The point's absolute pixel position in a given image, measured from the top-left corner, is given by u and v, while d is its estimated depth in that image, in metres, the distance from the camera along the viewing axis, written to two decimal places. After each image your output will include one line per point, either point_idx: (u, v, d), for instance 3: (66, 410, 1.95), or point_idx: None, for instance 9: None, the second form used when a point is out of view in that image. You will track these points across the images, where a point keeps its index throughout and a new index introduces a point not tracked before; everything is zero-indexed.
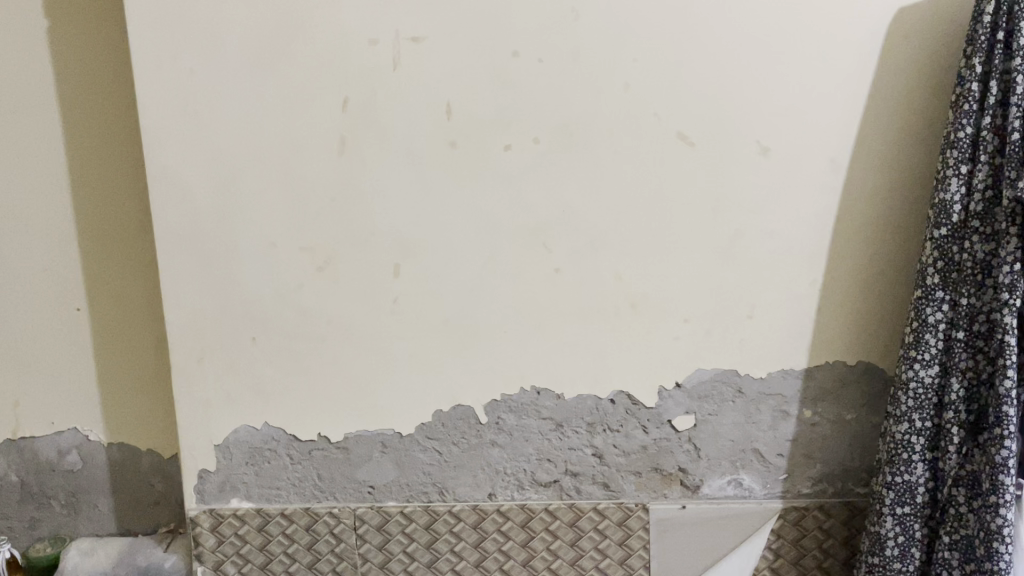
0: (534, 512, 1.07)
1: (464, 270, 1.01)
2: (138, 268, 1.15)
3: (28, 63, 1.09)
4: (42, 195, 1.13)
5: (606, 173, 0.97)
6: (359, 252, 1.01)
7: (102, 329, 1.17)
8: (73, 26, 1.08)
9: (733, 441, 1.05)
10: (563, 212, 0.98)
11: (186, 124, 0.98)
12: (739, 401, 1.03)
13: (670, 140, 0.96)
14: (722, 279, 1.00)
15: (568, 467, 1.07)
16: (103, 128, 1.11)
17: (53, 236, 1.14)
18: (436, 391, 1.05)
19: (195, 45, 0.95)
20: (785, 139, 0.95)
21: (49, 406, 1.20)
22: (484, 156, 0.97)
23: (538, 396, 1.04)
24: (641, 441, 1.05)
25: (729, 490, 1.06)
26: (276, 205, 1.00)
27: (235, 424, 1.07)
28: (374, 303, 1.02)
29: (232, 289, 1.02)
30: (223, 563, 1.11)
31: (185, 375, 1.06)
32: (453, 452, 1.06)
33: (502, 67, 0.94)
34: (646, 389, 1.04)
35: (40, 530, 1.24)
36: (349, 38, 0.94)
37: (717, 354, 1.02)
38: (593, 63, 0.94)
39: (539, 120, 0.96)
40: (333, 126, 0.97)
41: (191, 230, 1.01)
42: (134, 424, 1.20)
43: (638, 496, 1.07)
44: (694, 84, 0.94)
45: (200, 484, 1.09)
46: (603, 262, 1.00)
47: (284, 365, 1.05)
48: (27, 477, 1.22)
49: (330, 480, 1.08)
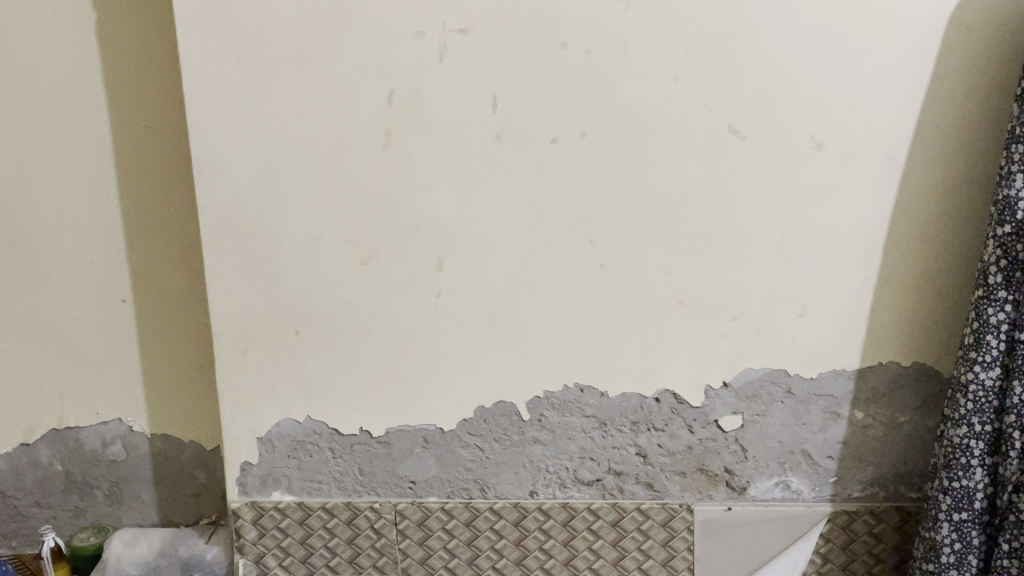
0: (576, 511, 1.06)
1: (508, 266, 0.99)
2: (183, 260, 1.15)
3: (76, 54, 1.10)
4: (88, 186, 1.14)
5: (654, 168, 0.95)
6: (403, 245, 1.00)
7: (146, 321, 1.18)
8: (120, 18, 1.08)
9: (781, 443, 1.02)
10: (610, 207, 0.97)
11: (232, 116, 0.97)
12: (789, 401, 1.01)
13: (721, 134, 0.94)
14: (772, 277, 0.98)
15: (611, 466, 1.05)
16: (149, 122, 1.11)
17: (99, 228, 1.15)
18: (480, 388, 1.04)
19: (241, 38, 0.95)
20: (841, 133, 0.93)
21: (95, 396, 1.21)
22: (530, 148, 0.96)
23: (581, 393, 1.03)
24: (686, 441, 1.03)
25: (776, 492, 1.04)
26: (321, 198, 0.99)
27: (279, 417, 1.07)
28: (417, 298, 1.01)
29: (275, 283, 1.02)
30: (265, 556, 1.11)
31: (228, 368, 1.06)
32: (495, 449, 1.06)
33: (549, 58, 0.93)
34: (693, 388, 1.02)
35: (83, 519, 1.26)
36: (395, 30, 0.93)
37: (766, 354, 1.00)
38: (642, 54, 0.92)
39: (586, 112, 0.94)
40: (378, 119, 0.96)
41: (236, 222, 1.01)
42: (178, 416, 1.21)
43: (682, 496, 1.05)
44: (747, 77, 0.92)
45: (243, 477, 1.09)
46: (650, 258, 0.98)
47: (327, 359, 1.04)
48: (71, 467, 1.23)
49: (372, 474, 1.08)
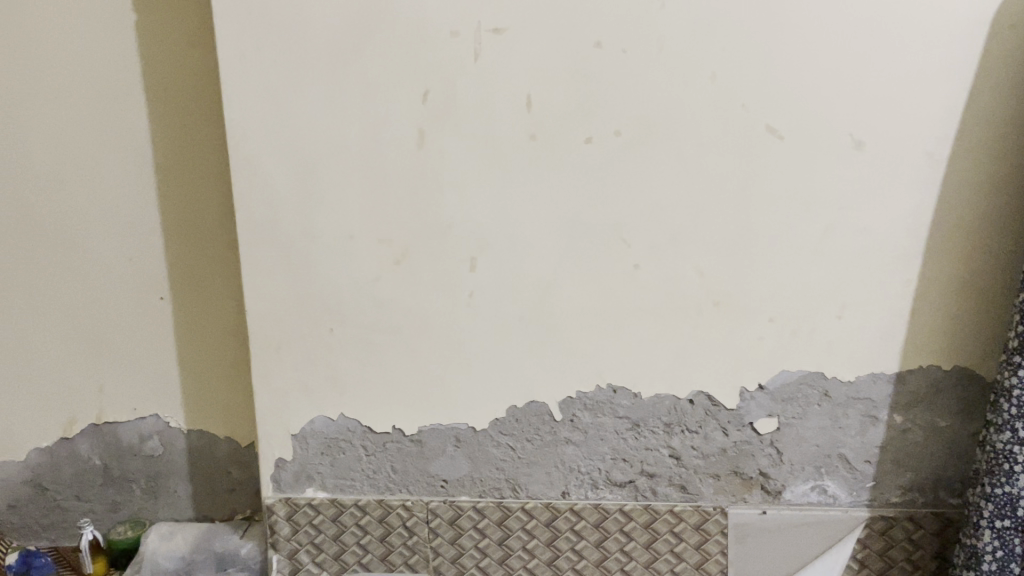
0: (608, 512, 1.05)
1: (541, 266, 0.99)
2: (220, 258, 1.17)
3: (117, 54, 1.11)
4: (128, 185, 1.16)
5: (689, 167, 0.95)
6: (436, 244, 1.00)
7: (183, 318, 1.19)
8: (160, 19, 1.10)
9: (818, 446, 1.01)
10: (644, 207, 0.96)
11: (269, 115, 0.98)
12: (826, 404, 1.00)
13: (758, 133, 0.93)
14: (810, 277, 0.96)
15: (644, 468, 1.05)
16: (187, 121, 1.13)
17: (138, 226, 1.17)
18: (512, 387, 1.04)
19: (279, 37, 0.95)
20: (881, 132, 0.91)
21: (133, 391, 1.23)
22: (564, 148, 0.95)
23: (614, 394, 1.02)
24: (720, 444, 1.02)
25: (812, 497, 1.03)
26: (355, 197, 1.00)
27: (313, 414, 1.08)
28: (450, 298, 1.02)
29: (310, 281, 1.03)
30: (298, 552, 1.12)
31: (263, 365, 1.07)
32: (527, 449, 1.05)
33: (584, 57, 0.93)
34: (728, 390, 1.01)
35: (121, 512, 1.28)
36: (430, 30, 0.93)
37: (803, 356, 0.99)
38: (678, 53, 0.91)
39: (621, 111, 0.94)
40: (412, 118, 0.96)
41: (272, 220, 1.02)
42: (215, 412, 1.23)
43: (716, 499, 1.04)
44: (785, 76, 0.91)
45: (277, 473, 1.10)
46: (685, 258, 0.97)
47: (361, 358, 1.05)
48: (109, 461, 1.25)
49: (404, 473, 1.08)
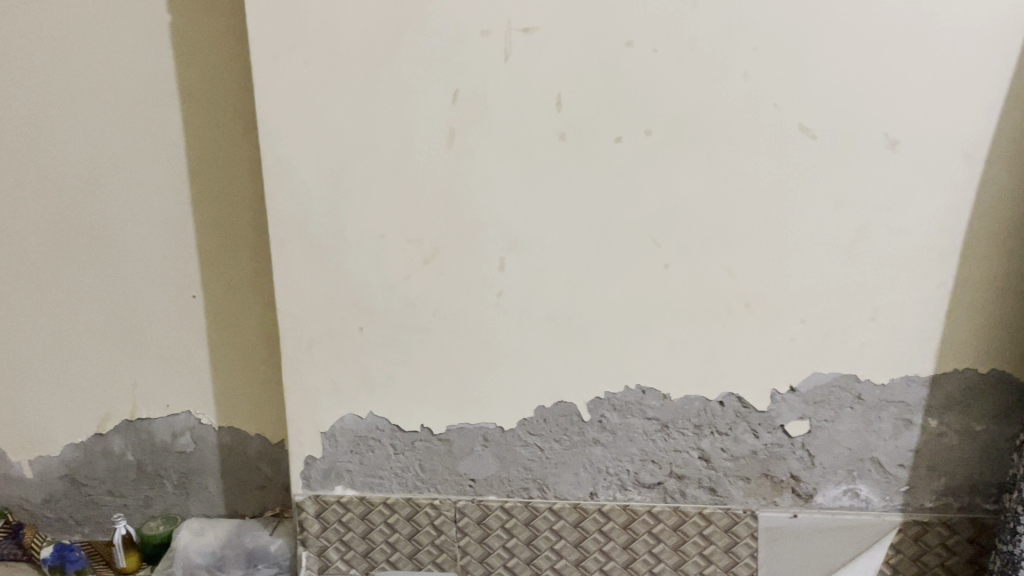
0: (637, 513, 1.05)
1: (570, 267, 0.99)
2: (251, 257, 1.18)
3: (152, 55, 1.13)
4: (162, 184, 1.17)
5: (720, 167, 0.94)
6: (465, 244, 1.00)
7: (215, 316, 1.21)
8: (194, 21, 1.11)
9: (850, 449, 1.00)
10: (675, 208, 0.96)
11: (301, 116, 0.99)
12: (859, 407, 0.99)
13: (791, 133, 0.92)
14: (843, 278, 0.95)
15: (674, 470, 1.04)
16: (220, 122, 1.14)
17: (172, 225, 1.19)
18: (541, 387, 1.04)
19: (311, 38, 0.96)
20: (917, 132, 0.90)
21: (166, 387, 1.24)
22: (595, 148, 0.95)
23: (644, 395, 1.02)
24: (751, 446, 1.02)
25: (844, 501, 1.02)
26: (386, 197, 1.00)
27: (342, 413, 1.08)
28: (479, 298, 1.02)
29: (340, 280, 1.04)
30: (327, 549, 1.13)
31: (293, 363, 1.08)
32: (555, 449, 1.05)
33: (615, 56, 0.92)
34: (759, 392, 1.00)
35: (153, 508, 1.30)
36: (461, 30, 0.93)
37: (835, 358, 0.97)
38: (710, 52, 0.91)
39: (652, 111, 0.93)
40: (443, 118, 0.97)
41: (303, 219, 1.02)
42: (246, 409, 1.24)
43: (746, 502, 1.03)
44: (819, 74, 0.90)
45: (307, 471, 1.11)
46: (716, 259, 0.96)
47: (390, 357, 1.05)
48: (142, 457, 1.27)
49: (432, 472, 1.09)
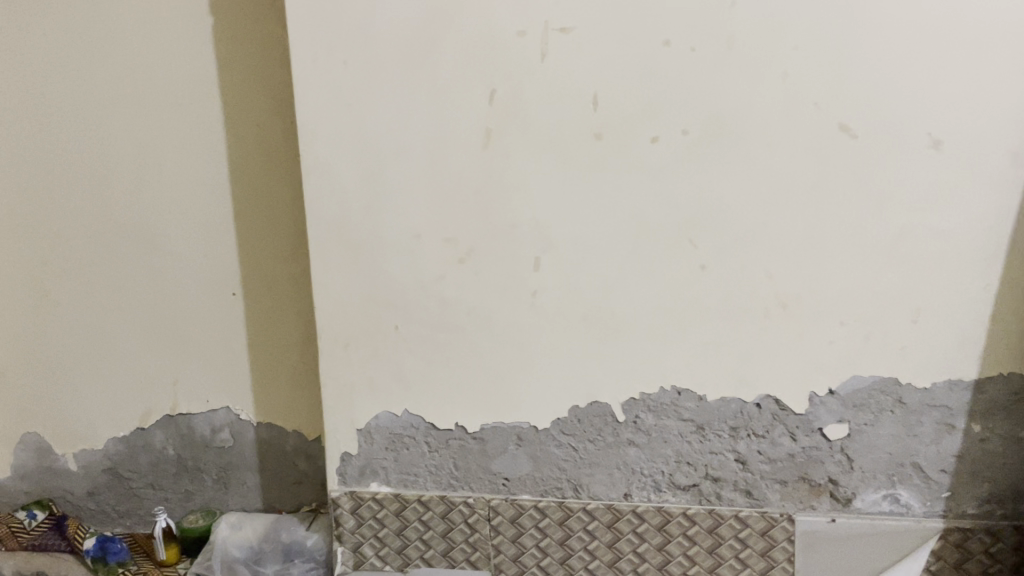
0: (672, 515, 1.04)
1: (605, 267, 0.99)
2: (290, 256, 1.20)
3: (195, 57, 1.15)
4: (204, 184, 1.19)
5: (758, 167, 0.93)
6: (500, 244, 1.01)
7: (254, 314, 1.23)
8: (236, 23, 1.13)
9: (890, 454, 0.98)
10: (711, 208, 0.95)
11: (339, 116, 1.00)
12: (899, 411, 0.97)
13: (831, 132, 0.91)
14: (883, 280, 0.94)
15: (709, 472, 1.03)
16: (261, 123, 1.16)
17: (213, 224, 1.21)
18: (575, 388, 1.03)
19: (350, 39, 0.97)
20: (960, 131, 0.88)
21: (206, 384, 1.27)
22: (631, 148, 0.95)
23: (679, 396, 1.01)
24: (788, 449, 1.00)
25: (884, 506, 1.00)
26: (422, 197, 1.01)
27: (378, 410, 1.09)
28: (514, 297, 1.02)
29: (376, 279, 1.05)
30: (362, 545, 1.14)
31: (330, 360, 1.09)
32: (589, 449, 1.05)
33: (652, 55, 0.92)
34: (797, 395, 0.99)
35: (193, 502, 1.32)
36: (497, 30, 0.94)
37: (876, 361, 0.96)
38: (749, 51, 0.90)
39: (689, 111, 0.93)
40: (479, 119, 0.97)
41: (340, 219, 1.04)
42: (283, 406, 1.26)
43: (783, 505, 1.02)
44: (860, 73, 0.89)
45: (343, 467, 1.12)
46: (753, 260, 0.96)
47: (425, 355, 1.06)
48: (183, 451, 1.29)
49: (466, 470, 1.09)
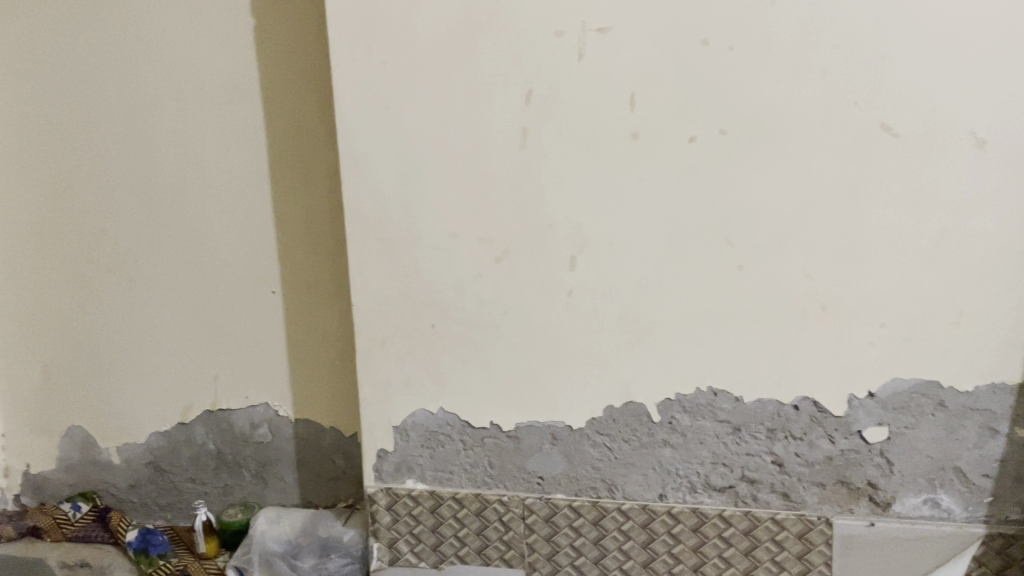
0: (707, 516, 1.04)
1: (641, 267, 0.99)
2: (328, 255, 1.21)
3: (237, 59, 1.17)
4: (245, 183, 1.21)
5: (797, 167, 0.92)
6: (536, 243, 1.01)
7: (293, 311, 1.24)
8: (277, 26, 1.15)
9: (931, 458, 0.97)
10: (749, 208, 0.94)
11: (377, 117, 1.02)
12: (941, 415, 0.96)
13: (872, 132, 0.90)
14: (925, 282, 0.92)
15: (745, 474, 1.03)
16: (301, 123, 1.18)
17: (253, 223, 1.23)
18: (610, 388, 1.04)
19: (388, 40, 0.99)
20: (1006, 130, 0.87)
21: (246, 380, 1.29)
22: (668, 147, 0.95)
23: (715, 397, 1.01)
24: (826, 452, 0.99)
25: (924, 510, 0.98)
26: (458, 197, 1.02)
27: (414, 408, 1.10)
28: (549, 296, 1.02)
29: (413, 278, 1.06)
30: (397, 541, 1.15)
31: (368, 358, 1.10)
32: (624, 449, 1.05)
33: (690, 55, 0.92)
34: (836, 397, 0.98)
35: (232, 496, 1.34)
36: (535, 31, 0.94)
37: (916, 364, 0.95)
38: (788, 50, 0.89)
39: (727, 110, 0.92)
40: (515, 118, 0.98)
41: (378, 218, 1.05)
42: (321, 402, 1.27)
43: (820, 509, 1.01)
44: (901, 73, 0.88)
45: (379, 463, 1.13)
46: (792, 260, 0.95)
47: (460, 354, 1.07)
48: (222, 446, 1.32)
49: (501, 469, 1.09)
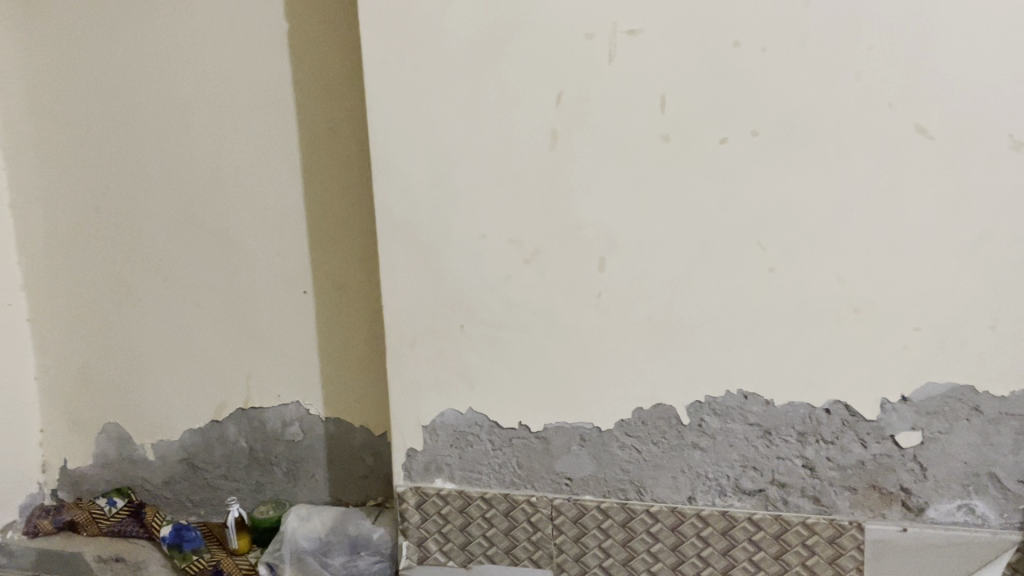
0: (737, 520, 1.03)
1: (671, 268, 0.99)
2: (359, 255, 1.23)
3: (271, 62, 1.19)
4: (278, 184, 1.23)
5: (830, 168, 0.92)
6: (566, 245, 1.01)
7: (324, 311, 1.26)
8: (311, 30, 1.17)
9: (965, 463, 0.96)
10: (781, 210, 0.94)
11: (408, 118, 1.03)
12: (976, 420, 0.94)
13: (906, 133, 0.89)
14: (960, 285, 0.91)
15: (775, 477, 1.02)
16: (333, 125, 1.20)
17: (286, 224, 1.24)
18: (639, 389, 1.03)
19: (420, 43, 1.00)
20: None
21: (278, 378, 1.30)
22: (698, 149, 0.95)
23: (745, 400, 1.00)
24: (858, 456, 0.98)
25: (958, 517, 0.97)
26: (488, 198, 1.02)
27: (443, 408, 1.11)
28: (579, 298, 1.02)
29: (443, 278, 1.07)
30: (426, 540, 1.15)
31: (398, 357, 1.11)
32: (653, 452, 1.05)
33: (721, 56, 0.92)
34: (868, 401, 0.97)
35: (263, 493, 1.36)
36: (566, 33, 0.95)
37: (951, 367, 0.94)
38: (820, 52, 0.89)
39: (759, 112, 0.92)
40: (545, 120, 0.98)
41: (409, 218, 1.06)
42: (351, 402, 1.29)
43: (852, 513, 1.00)
44: (936, 74, 0.87)
45: (408, 462, 1.14)
46: (824, 263, 0.94)
47: (490, 354, 1.07)
48: (254, 444, 1.33)
49: (530, 469, 1.10)
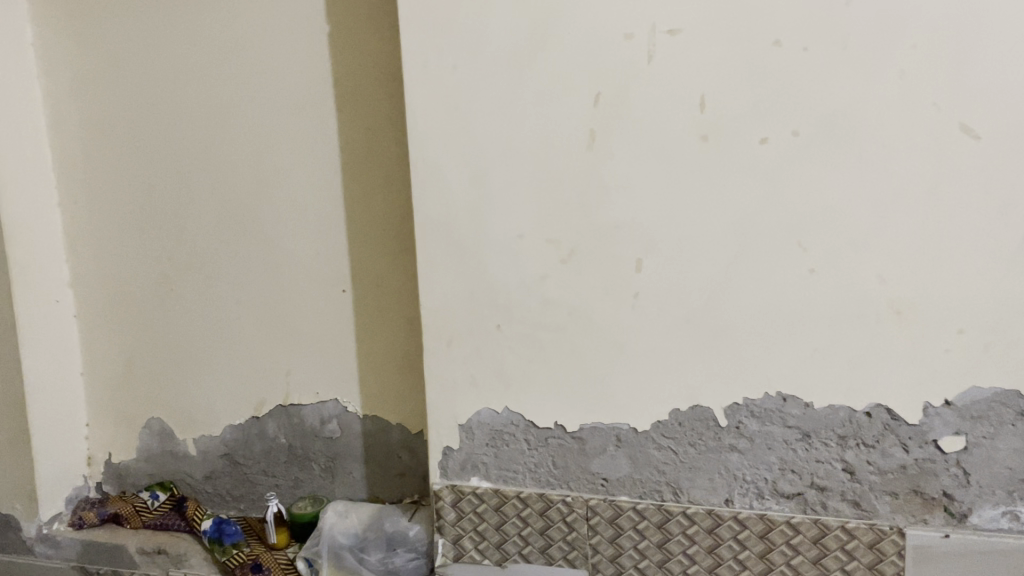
0: (774, 523, 1.02)
1: (709, 269, 0.98)
2: (397, 255, 1.24)
3: (312, 64, 1.21)
4: (318, 184, 1.25)
5: (872, 169, 0.91)
6: (603, 245, 1.01)
7: (363, 310, 1.27)
8: (352, 32, 1.19)
9: (1011, 468, 0.94)
10: (821, 210, 0.93)
11: (447, 119, 1.03)
12: (1022, 425, 0.93)
13: (951, 132, 0.88)
14: (1006, 287, 0.90)
15: (815, 481, 1.01)
16: (373, 126, 1.21)
17: (325, 223, 1.26)
18: (676, 390, 1.03)
19: (459, 44, 1.00)
20: None
21: (316, 376, 1.32)
22: (737, 149, 0.94)
23: (784, 403, 1.00)
24: (900, 460, 0.97)
25: (1003, 523, 0.95)
26: (526, 198, 1.03)
27: (479, 407, 1.12)
28: (616, 298, 1.02)
29: (480, 278, 1.07)
30: (462, 538, 1.16)
31: (434, 356, 1.12)
32: (690, 453, 1.04)
33: (761, 55, 0.91)
34: (910, 405, 0.95)
35: (302, 489, 1.38)
36: (604, 33, 0.95)
37: (996, 372, 0.92)
38: (862, 50, 0.88)
39: (799, 111, 0.91)
40: (584, 120, 0.98)
41: (447, 218, 1.07)
42: (388, 400, 1.30)
43: (893, 518, 0.99)
44: (982, 72, 0.85)
45: (445, 461, 1.15)
46: (866, 264, 0.93)
47: (526, 354, 1.08)
48: (293, 440, 1.35)
49: (565, 469, 1.10)
